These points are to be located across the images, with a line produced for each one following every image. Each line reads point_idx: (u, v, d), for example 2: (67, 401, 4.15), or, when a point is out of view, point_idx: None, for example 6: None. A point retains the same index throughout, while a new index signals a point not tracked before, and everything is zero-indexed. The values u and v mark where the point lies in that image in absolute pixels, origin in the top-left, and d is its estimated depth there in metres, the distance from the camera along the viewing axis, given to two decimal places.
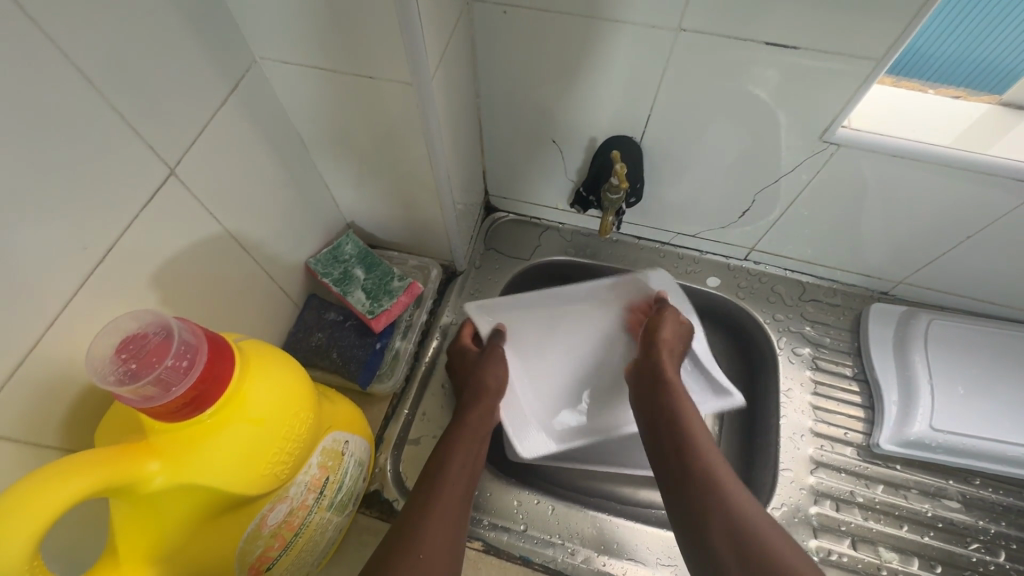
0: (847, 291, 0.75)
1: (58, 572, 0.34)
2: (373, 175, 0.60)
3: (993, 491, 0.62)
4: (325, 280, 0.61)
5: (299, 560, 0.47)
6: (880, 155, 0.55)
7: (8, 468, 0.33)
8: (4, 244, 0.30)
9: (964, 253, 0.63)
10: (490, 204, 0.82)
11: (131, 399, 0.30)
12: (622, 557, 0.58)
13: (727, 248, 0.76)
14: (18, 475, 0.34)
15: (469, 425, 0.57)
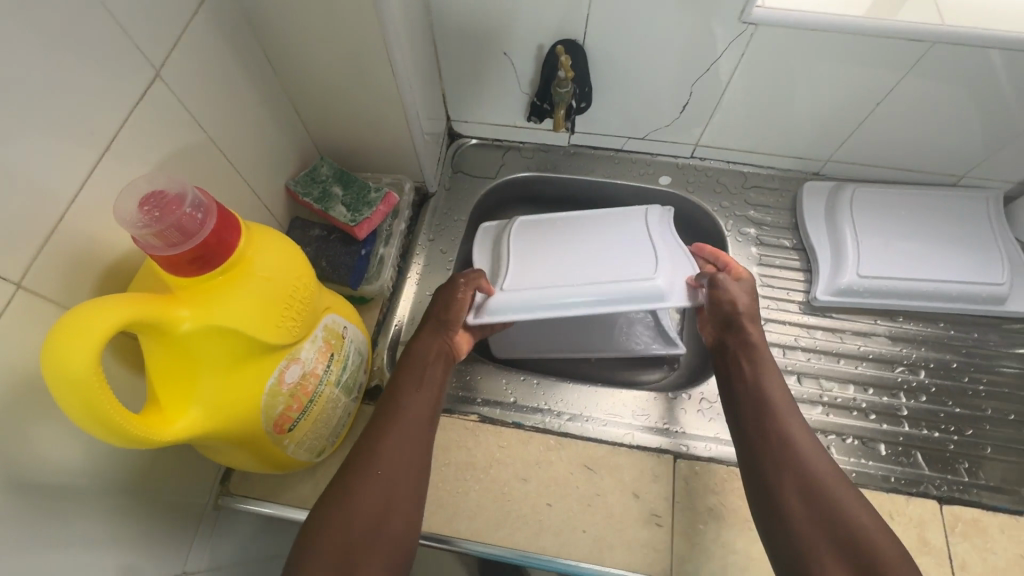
0: (784, 175, 0.83)
1: None
2: (340, 94, 0.63)
3: (914, 326, 0.72)
4: (306, 199, 0.66)
5: (316, 429, 0.53)
6: (792, 30, 0.61)
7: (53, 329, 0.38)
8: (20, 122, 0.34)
9: (876, 119, 0.72)
10: (454, 130, 0.87)
11: (156, 244, 0.36)
12: (603, 413, 0.66)
13: (674, 147, 0.82)
14: None
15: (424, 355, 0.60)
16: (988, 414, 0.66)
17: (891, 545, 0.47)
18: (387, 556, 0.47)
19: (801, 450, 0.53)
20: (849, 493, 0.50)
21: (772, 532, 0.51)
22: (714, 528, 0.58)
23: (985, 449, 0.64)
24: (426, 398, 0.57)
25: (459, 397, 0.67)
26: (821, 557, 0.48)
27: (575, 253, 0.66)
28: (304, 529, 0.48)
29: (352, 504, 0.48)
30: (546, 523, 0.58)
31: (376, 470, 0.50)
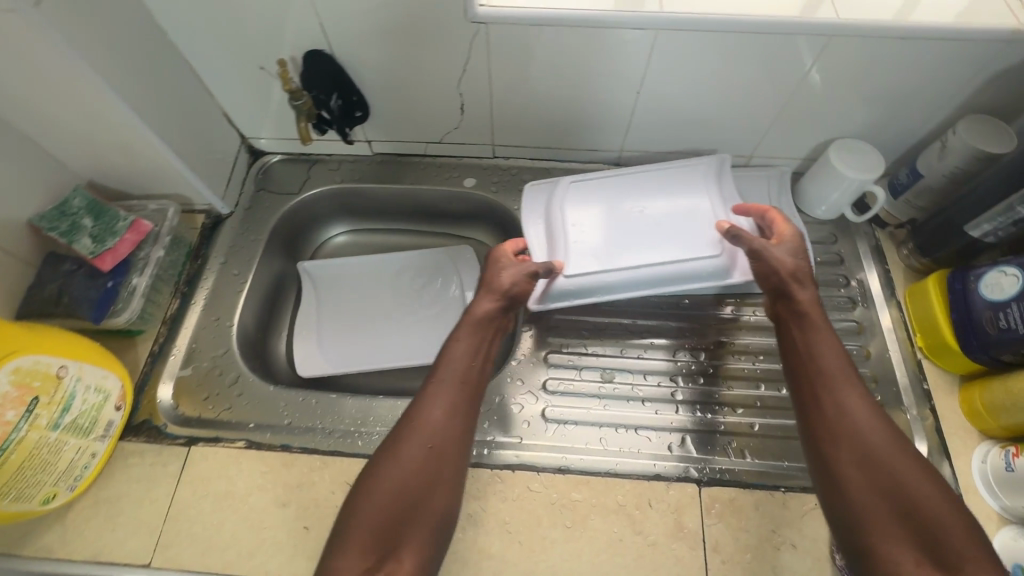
0: (586, 168, 0.83)
1: None
2: (70, 124, 0.61)
3: (699, 308, 0.73)
4: (50, 233, 0.62)
5: (25, 476, 0.51)
6: (521, 26, 0.61)
7: None
8: None
9: (645, 106, 0.73)
10: (255, 147, 0.85)
11: None
12: (381, 424, 0.64)
13: (474, 149, 0.82)
14: None
15: (466, 368, 0.59)
16: (762, 391, 0.67)
17: (960, 528, 0.46)
18: (427, 530, 0.50)
19: (856, 427, 0.52)
20: (911, 463, 0.50)
21: (838, 516, 0.51)
22: (471, 534, 0.57)
23: (755, 426, 0.65)
24: (466, 418, 0.56)
25: (233, 423, 0.65)
26: (890, 533, 0.48)
27: (642, 226, 0.72)
28: (341, 515, 0.50)
29: (397, 484, 0.51)
30: (301, 547, 0.56)
31: (423, 446, 0.53)
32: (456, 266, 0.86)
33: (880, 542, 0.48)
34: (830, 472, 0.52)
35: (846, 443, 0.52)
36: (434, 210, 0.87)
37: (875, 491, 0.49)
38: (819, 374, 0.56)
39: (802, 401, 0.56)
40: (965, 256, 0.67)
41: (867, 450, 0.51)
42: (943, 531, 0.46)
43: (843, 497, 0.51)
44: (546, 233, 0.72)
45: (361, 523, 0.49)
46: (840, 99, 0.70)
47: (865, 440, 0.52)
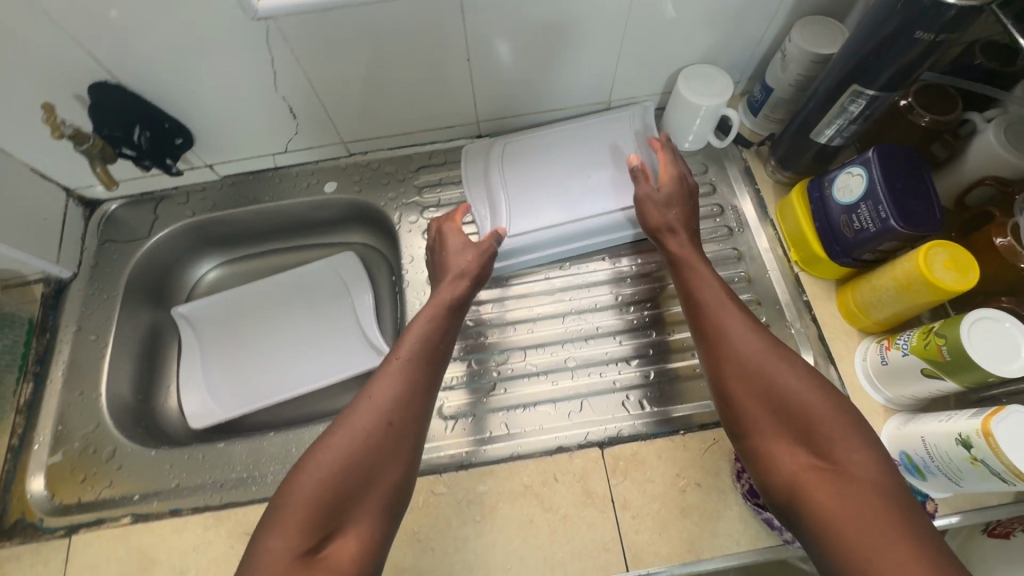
0: (449, 147, 0.79)
1: None
2: None
3: (579, 267, 0.72)
4: None
5: None
6: (311, 15, 0.56)
7: None
8: None
9: (482, 72, 0.69)
10: (88, 198, 0.77)
11: None
12: (275, 464, 0.61)
13: (325, 150, 0.77)
14: None
15: (413, 358, 0.55)
16: (653, 338, 0.67)
17: (850, 430, 0.46)
18: (377, 509, 0.48)
19: (741, 348, 0.51)
20: (793, 372, 0.49)
21: (733, 427, 0.51)
22: None
23: (649, 374, 0.65)
24: (414, 416, 0.52)
25: (115, 499, 0.61)
26: (780, 437, 0.48)
27: (579, 177, 0.72)
28: (281, 491, 0.47)
29: (350, 454, 0.48)
30: None
31: (387, 419, 0.50)
32: (341, 275, 0.82)
33: (765, 446, 0.48)
34: (723, 389, 0.52)
35: (731, 356, 0.52)
36: (304, 222, 0.83)
37: (762, 401, 0.49)
38: (707, 301, 0.56)
39: (694, 326, 0.56)
40: (821, 162, 0.68)
41: (751, 362, 0.50)
42: (829, 430, 0.46)
43: (735, 410, 0.51)
44: (489, 196, 0.72)
45: (305, 495, 0.46)
46: (676, 27, 0.67)
47: (747, 355, 0.51)
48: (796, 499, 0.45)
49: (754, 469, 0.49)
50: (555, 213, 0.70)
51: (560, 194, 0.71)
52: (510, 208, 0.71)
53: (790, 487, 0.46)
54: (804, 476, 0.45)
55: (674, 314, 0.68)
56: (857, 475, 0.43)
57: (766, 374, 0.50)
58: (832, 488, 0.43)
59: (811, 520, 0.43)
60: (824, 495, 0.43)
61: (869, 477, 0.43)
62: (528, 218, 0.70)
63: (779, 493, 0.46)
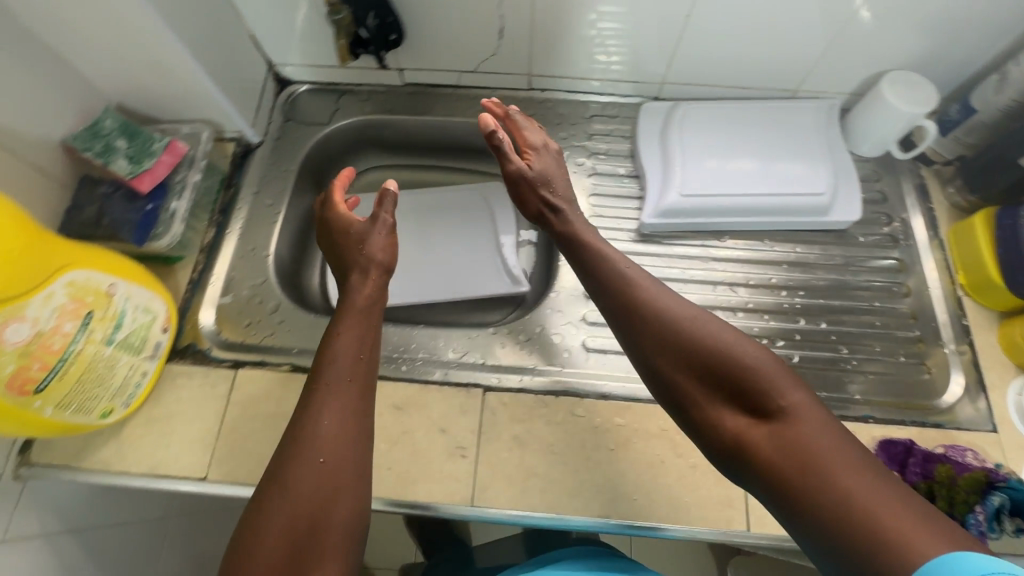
0: (625, 103, 0.81)
1: None
2: (99, 37, 0.58)
3: (740, 245, 0.72)
4: (86, 154, 0.62)
5: (85, 388, 0.52)
6: None
7: None
8: None
9: (694, 32, 0.69)
10: (282, 76, 0.82)
11: None
12: (425, 352, 0.65)
13: (509, 79, 0.79)
14: None
15: (334, 379, 0.52)
16: (800, 325, 0.68)
17: (785, 376, 0.44)
18: (338, 545, 0.45)
19: (664, 314, 0.49)
20: (719, 328, 0.47)
21: (675, 407, 0.48)
22: (516, 454, 0.58)
23: (793, 358, 0.65)
24: (347, 444, 0.49)
25: (276, 348, 0.66)
26: (722, 403, 0.46)
27: (762, 156, 0.71)
28: (226, 569, 0.43)
29: (287, 515, 0.44)
30: None
31: (317, 458, 0.47)
32: (489, 202, 0.85)
33: (705, 412, 0.46)
34: (652, 367, 0.49)
35: (653, 322, 0.49)
36: (465, 145, 0.85)
37: (688, 367, 0.47)
38: (620, 272, 0.54)
39: (608, 303, 0.53)
40: (1016, 192, 0.66)
41: (677, 326, 0.48)
42: (762, 377, 0.44)
43: (673, 390, 0.48)
44: (665, 154, 0.72)
45: (256, 565, 0.42)
46: (902, 27, 0.66)
47: (669, 318, 0.49)
48: (745, 459, 0.43)
49: (700, 438, 0.47)
50: (734, 185, 0.70)
51: (739, 166, 0.71)
52: (688, 168, 0.71)
53: (741, 450, 0.44)
54: (744, 431, 0.44)
55: (824, 304, 0.69)
56: (804, 425, 0.42)
57: (692, 335, 0.47)
58: (773, 436, 0.42)
59: (769, 481, 0.41)
60: (769, 446, 0.42)
61: (814, 420, 0.42)
62: (707, 183, 0.69)
63: (729, 457, 0.45)
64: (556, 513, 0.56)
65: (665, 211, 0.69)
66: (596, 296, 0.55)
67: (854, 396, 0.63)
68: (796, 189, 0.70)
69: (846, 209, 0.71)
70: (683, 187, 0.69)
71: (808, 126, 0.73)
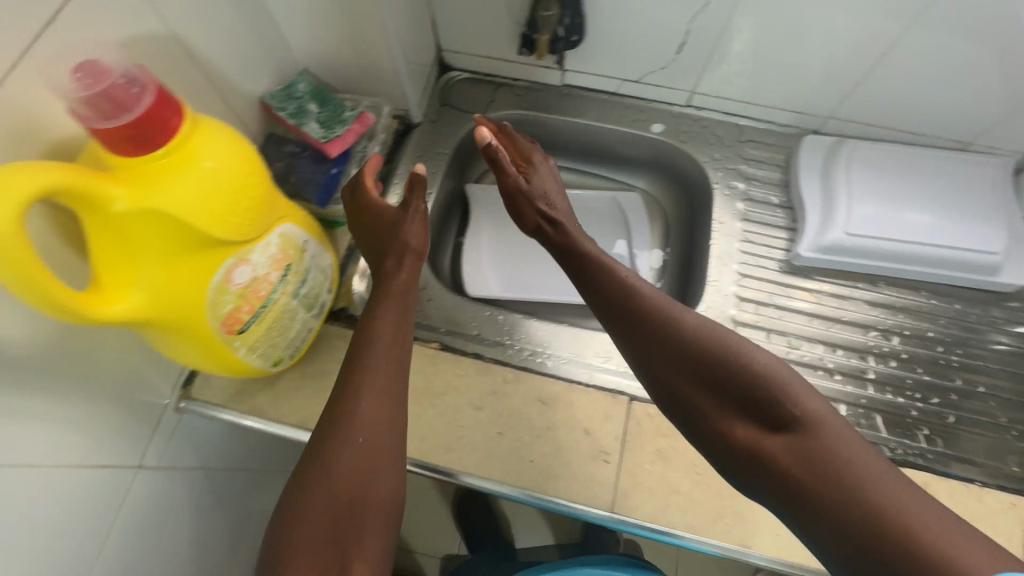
0: (782, 131, 0.80)
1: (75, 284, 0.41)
2: (316, 3, 0.61)
3: (895, 292, 0.70)
4: (280, 113, 0.64)
5: (271, 336, 0.54)
6: None
7: None
8: None
9: (882, 71, 0.68)
10: (444, 61, 0.84)
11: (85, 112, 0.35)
12: (568, 352, 0.66)
13: (669, 92, 0.79)
14: None
15: (372, 359, 0.52)
16: (956, 385, 0.65)
17: (798, 385, 0.46)
18: (379, 521, 0.49)
19: (673, 325, 0.51)
20: (726, 339, 0.49)
21: (685, 418, 0.50)
22: (660, 469, 0.58)
23: (948, 418, 0.63)
24: (382, 425, 0.50)
25: (423, 324, 0.67)
26: (733, 414, 0.48)
27: (931, 204, 0.70)
28: (275, 534, 0.47)
29: (326, 494, 0.47)
30: (495, 451, 0.59)
31: (356, 438, 0.49)
32: (623, 210, 0.85)
33: (716, 421, 0.48)
34: (659, 379, 0.51)
35: (663, 332, 0.51)
36: (609, 151, 0.86)
37: (697, 379, 0.49)
38: (620, 280, 0.55)
39: (610, 315, 0.55)
40: None
41: (683, 338, 0.50)
42: (774, 385, 0.46)
43: (684, 402, 0.50)
44: (830, 188, 0.71)
45: (304, 536, 0.46)
46: None
47: (678, 329, 0.51)
48: (759, 466, 0.45)
49: (713, 449, 0.49)
50: (901, 231, 0.68)
51: (906, 211, 0.69)
52: (854, 206, 0.69)
53: (756, 460, 0.46)
54: (757, 439, 0.46)
55: (982, 367, 0.66)
56: (817, 434, 0.44)
57: (699, 347, 0.49)
58: (787, 444, 0.44)
59: (786, 489, 0.43)
60: (781, 455, 0.44)
61: (828, 427, 0.44)
62: (874, 225, 0.68)
63: (741, 467, 0.47)
64: (695, 534, 0.56)
65: (826, 249, 0.69)
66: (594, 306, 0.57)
67: (1013, 467, 0.60)
68: (965, 243, 0.68)
69: (1014, 271, 0.68)
70: (848, 225, 0.68)
71: (982, 180, 0.71)
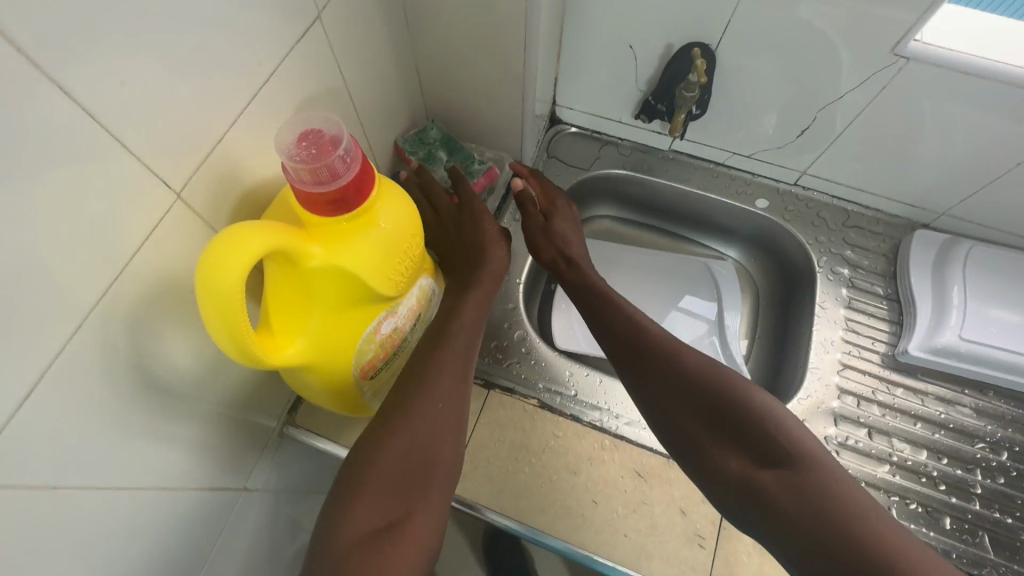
0: (890, 221, 0.79)
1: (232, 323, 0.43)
2: (464, 62, 0.64)
3: (1004, 403, 0.68)
4: (412, 158, 0.68)
5: (391, 380, 0.55)
6: (943, 71, 0.58)
7: (183, 244, 0.39)
8: (218, 56, 0.37)
9: (1012, 180, 0.67)
10: (556, 115, 0.86)
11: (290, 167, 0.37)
12: None
13: (778, 170, 0.80)
14: (189, 248, 0.40)
15: (452, 335, 0.53)
16: None
17: (793, 423, 0.48)
18: (439, 494, 0.46)
19: (674, 360, 0.54)
20: (721, 374, 0.52)
21: (683, 452, 0.51)
22: (756, 561, 0.57)
23: None
24: (453, 395, 0.49)
25: (521, 377, 0.67)
26: (728, 448, 0.49)
27: None
28: (339, 483, 0.45)
29: (401, 448, 0.46)
30: (589, 519, 0.58)
31: (433, 402, 0.48)
32: (715, 278, 0.85)
33: (712, 455, 0.49)
34: (660, 412, 0.53)
35: (666, 365, 0.54)
36: (708, 218, 0.86)
37: (697, 412, 0.51)
38: (626, 314, 0.59)
39: (615, 350, 0.58)
40: None
41: (686, 372, 0.53)
42: (773, 424, 0.48)
43: (683, 434, 0.51)
44: (943, 289, 0.70)
45: (369, 484, 0.44)
46: None
47: (681, 364, 0.53)
48: (753, 499, 0.45)
49: (709, 485, 0.49)
50: (1017, 343, 0.67)
51: None
52: (970, 312, 0.68)
53: (750, 493, 0.46)
54: (753, 473, 0.47)
55: None
56: (813, 467, 0.45)
57: (698, 381, 0.52)
58: (782, 480, 0.45)
59: (781, 523, 0.43)
60: (774, 489, 0.45)
61: (822, 462, 0.45)
62: (990, 333, 0.67)
63: (737, 500, 0.47)
64: None
65: (936, 352, 0.68)
66: (601, 340, 0.60)
67: None
68: None
69: None
70: (962, 329, 0.67)
71: None
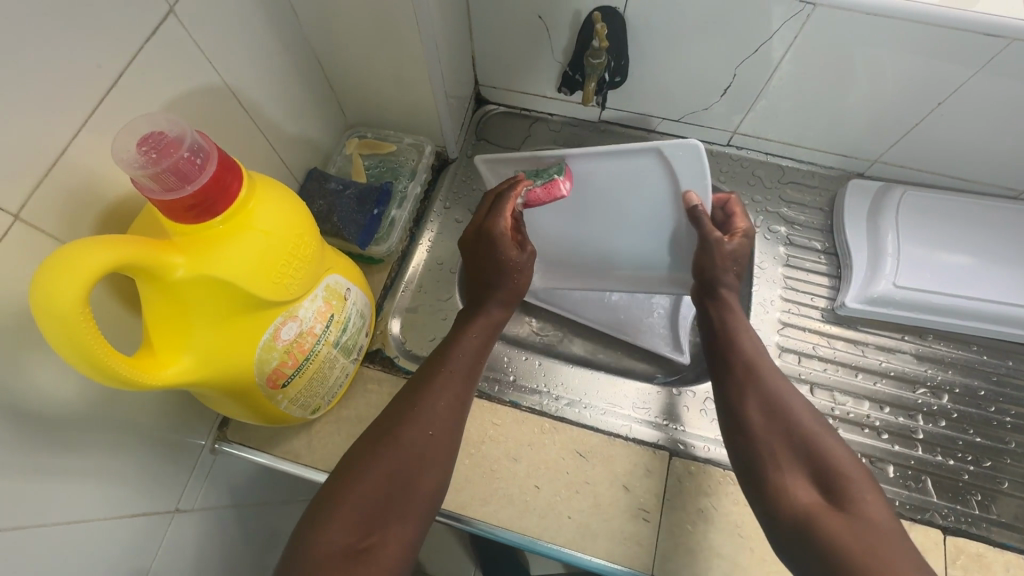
0: (825, 174, 0.78)
1: (114, 337, 0.42)
2: (363, 49, 0.61)
3: (943, 346, 0.68)
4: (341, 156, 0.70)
5: (310, 386, 0.53)
6: (849, 12, 0.57)
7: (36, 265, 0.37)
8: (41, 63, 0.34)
9: (933, 123, 0.66)
10: (481, 96, 0.83)
11: (131, 174, 0.35)
12: (601, 402, 0.65)
13: (710, 132, 0.78)
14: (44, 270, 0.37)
15: (454, 369, 0.55)
16: (1010, 448, 0.62)
17: (868, 483, 0.46)
18: (418, 513, 0.48)
19: (772, 386, 0.54)
20: (815, 419, 0.51)
21: (748, 462, 0.51)
22: (702, 530, 0.56)
23: (1003, 483, 0.60)
24: (443, 416, 0.52)
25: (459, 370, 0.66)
26: (795, 477, 0.48)
27: (981, 257, 0.68)
28: (325, 491, 0.47)
29: (386, 467, 0.48)
30: (532, 505, 0.57)
31: (428, 430, 0.50)
32: (671, 169, 0.59)
33: (780, 479, 0.48)
34: (743, 420, 0.53)
35: (759, 386, 0.54)
36: None
37: (782, 440, 0.50)
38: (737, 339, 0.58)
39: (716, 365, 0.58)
40: None
41: (782, 398, 0.53)
42: (844, 477, 0.47)
43: (754, 443, 0.51)
44: (875, 238, 0.69)
45: (355, 498, 0.46)
46: None
47: (777, 390, 0.53)
48: (805, 530, 0.44)
49: (762, 501, 0.49)
50: (949, 285, 0.67)
51: (956, 265, 0.68)
52: (901, 258, 0.68)
53: (802, 520, 0.45)
54: (817, 508, 0.45)
55: None
56: (876, 520, 0.43)
57: (788, 409, 0.52)
58: (842, 519, 0.43)
59: (825, 554, 0.42)
60: (832, 527, 0.43)
61: (881, 522, 0.43)
62: (921, 277, 0.67)
63: (788, 523, 0.46)
64: None
65: (872, 302, 0.68)
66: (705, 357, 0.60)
67: None
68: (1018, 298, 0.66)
69: None
70: (895, 277, 0.67)
71: None
